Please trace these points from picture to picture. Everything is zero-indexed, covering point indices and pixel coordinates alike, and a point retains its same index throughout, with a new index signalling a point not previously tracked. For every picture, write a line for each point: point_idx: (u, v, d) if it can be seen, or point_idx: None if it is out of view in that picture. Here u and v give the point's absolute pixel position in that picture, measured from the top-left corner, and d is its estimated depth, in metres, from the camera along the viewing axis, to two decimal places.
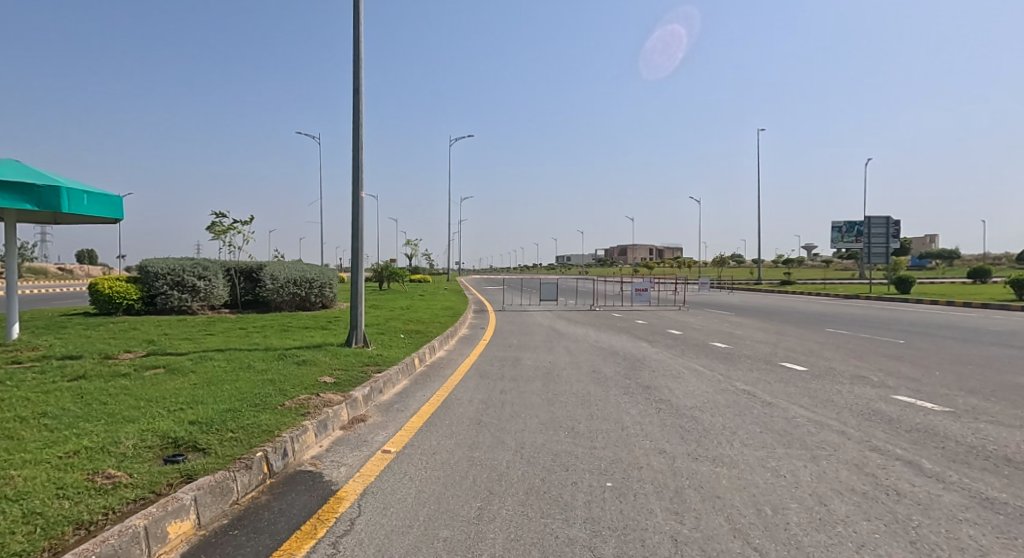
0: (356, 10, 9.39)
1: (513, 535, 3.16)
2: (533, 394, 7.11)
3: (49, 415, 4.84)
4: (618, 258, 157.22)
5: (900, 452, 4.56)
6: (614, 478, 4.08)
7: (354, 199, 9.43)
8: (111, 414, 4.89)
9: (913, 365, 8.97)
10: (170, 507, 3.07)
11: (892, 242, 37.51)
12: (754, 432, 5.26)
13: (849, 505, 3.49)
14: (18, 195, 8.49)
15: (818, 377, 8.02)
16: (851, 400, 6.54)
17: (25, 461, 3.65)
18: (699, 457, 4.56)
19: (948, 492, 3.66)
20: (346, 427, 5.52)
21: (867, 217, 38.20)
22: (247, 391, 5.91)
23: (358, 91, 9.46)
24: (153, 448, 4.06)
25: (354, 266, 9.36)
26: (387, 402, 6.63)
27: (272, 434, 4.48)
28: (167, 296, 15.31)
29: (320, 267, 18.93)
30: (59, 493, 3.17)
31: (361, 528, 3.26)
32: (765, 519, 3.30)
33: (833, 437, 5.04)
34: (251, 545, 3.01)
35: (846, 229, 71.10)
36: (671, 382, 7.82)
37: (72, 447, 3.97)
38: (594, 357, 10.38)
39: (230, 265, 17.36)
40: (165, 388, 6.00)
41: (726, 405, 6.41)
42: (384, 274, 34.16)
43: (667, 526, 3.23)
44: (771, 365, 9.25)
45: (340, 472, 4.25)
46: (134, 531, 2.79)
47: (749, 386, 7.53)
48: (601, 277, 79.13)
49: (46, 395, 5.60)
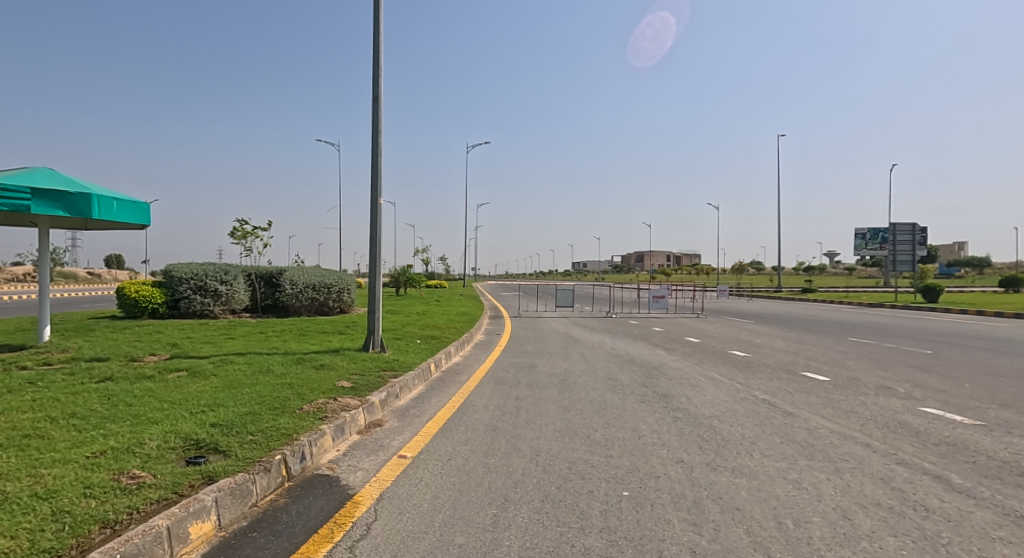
0: (377, 20, 9.56)
1: (529, 542, 3.15)
2: (549, 401, 7.07)
3: (78, 415, 4.95)
4: (635, 265, 156.02)
5: (928, 466, 4.44)
6: (630, 487, 4.05)
7: (373, 205, 9.54)
8: (136, 416, 4.98)
9: (942, 377, 8.75)
10: (192, 507, 3.11)
11: (919, 248, 36.59)
12: (774, 443, 5.17)
13: (875, 520, 3.41)
14: (51, 202, 8.72)
15: (841, 388, 7.84)
16: (876, 411, 6.40)
17: (54, 460, 3.73)
18: (719, 467, 4.50)
19: (981, 509, 3.55)
20: (363, 431, 5.57)
21: (892, 225, 37.32)
22: (268, 395, 6.00)
23: (378, 98, 9.63)
24: (175, 449, 4.13)
25: (372, 271, 9.44)
26: (403, 407, 6.64)
27: (291, 437, 4.54)
28: (190, 300, 15.60)
29: (339, 272, 19.15)
30: (86, 492, 3.23)
31: (377, 532, 3.27)
32: (787, 533, 3.24)
33: (858, 449, 4.93)
34: (270, 547, 3.04)
35: (871, 237, 69.69)
36: (688, 391, 7.71)
37: (99, 447, 4.06)
38: (610, 364, 10.31)
39: (250, 270, 17.61)
40: (188, 391, 6.09)
41: (745, 415, 6.32)
42: (401, 279, 34.43)
43: (685, 538, 3.19)
44: (792, 374, 9.09)
45: (356, 476, 4.28)
46: (157, 531, 2.83)
47: (769, 396, 7.40)
48: (616, 284, 78.29)
49: (76, 396, 5.71)
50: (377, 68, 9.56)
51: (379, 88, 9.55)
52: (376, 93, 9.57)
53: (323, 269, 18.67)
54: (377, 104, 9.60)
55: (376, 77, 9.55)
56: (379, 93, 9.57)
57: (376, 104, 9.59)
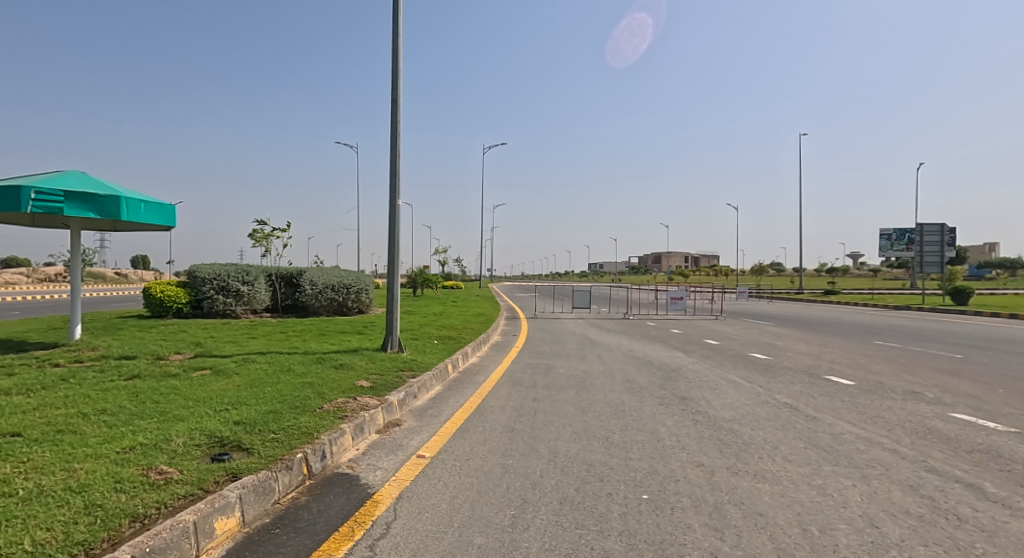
0: (395, 23, 9.62)
1: (547, 544, 3.13)
2: (566, 403, 7.05)
3: (108, 412, 5.05)
4: (653, 266, 154.85)
5: (960, 474, 4.33)
6: (649, 490, 4.00)
7: (392, 206, 9.60)
8: (163, 413, 5.07)
9: (972, 382, 8.52)
10: (217, 503, 3.16)
11: (948, 249, 35.72)
12: (797, 448, 5.08)
13: (904, 529, 3.33)
14: (82, 205, 8.93)
15: (866, 392, 7.69)
16: (904, 417, 6.25)
17: (86, 455, 3.82)
18: (740, 471, 4.43)
19: (1016, 520, 3.44)
20: (381, 431, 5.60)
21: (920, 225, 36.49)
22: (289, 393, 6.07)
23: (396, 100, 9.69)
24: (200, 446, 4.19)
25: (390, 272, 9.50)
26: (421, 407, 6.67)
27: (312, 435, 4.58)
28: (213, 299, 15.86)
29: (358, 273, 19.29)
30: (116, 487, 3.29)
31: (397, 531, 3.28)
32: (812, 540, 3.18)
33: (885, 455, 4.82)
34: (292, 544, 3.07)
35: (897, 238, 68.25)
36: (708, 394, 7.62)
37: (128, 443, 4.14)
38: (628, 366, 10.23)
39: (271, 271, 17.82)
40: (212, 389, 6.18)
41: (767, 419, 6.22)
42: (418, 280, 34.63)
43: (707, 543, 3.15)
44: (815, 378, 8.93)
45: (375, 476, 4.29)
46: (184, 526, 2.88)
47: (791, 399, 7.28)
48: (635, 285, 77.81)
49: (105, 393, 5.84)
50: (395, 70, 9.62)
51: (397, 89, 9.62)
52: (394, 95, 9.64)
53: (342, 269, 18.85)
54: (395, 106, 9.66)
55: (394, 80, 9.62)
56: (397, 95, 9.64)
57: (394, 106, 9.66)
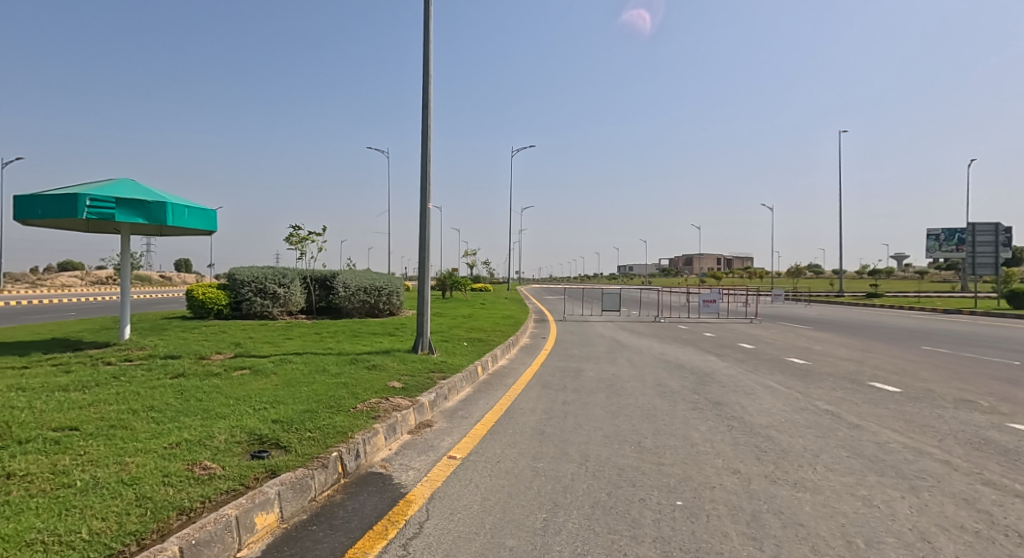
0: (426, 30, 9.75)
1: (580, 549, 3.13)
2: (597, 406, 7.01)
3: (156, 408, 5.26)
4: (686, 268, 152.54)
5: (1018, 488, 4.14)
6: (684, 497, 3.96)
7: (423, 209, 9.72)
8: (206, 410, 5.25)
9: None
10: (257, 499, 3.26)
11: (1002, 249, 34.19)
12: (839, 457, 4.94)
13: (958, 544, 3.21)
14: (131, 211, 9.28)
15: (913, 400, 7.41)
16: (956, 427, 6.00)
17: (136, 449, 3.98)
18: (778, 480, 4.34)
19: None
20: (413, 431, 5.67)
21: (970, 225, 35.03)
22: (324, 393, 6.21)
23: (427, 105, 9.82)
24: (241, 443, 4.33)
25: (421, 274, 9.62)
26: (452, 409, 6.73)
27: (346, 435, 4.68)
28: (251, 301, 16.31)
29: (390, 276, 19.56)
30: (164, 480, 3.43)
31: (429, 531, 3.33)
32: (857, 553, 3.09)
33: (935, 467, 4.65)
34: (328, 541, 3.14)
35: (947, 238, 65.53)
36: (744, 399, 7.48)
37: (174, 438, 4.30)
38: (660, 370, 10.12)
39: (307, 274, 18.21)
40: (251, 388, 6.36)
41: (806, 426, 6.07)
42: (448, 283, 34.91)
43: (746, 552, 3.10)
44: (858, 384, 8.67)
45: (408, 476, 4.35)
46: (227, 520, 2.98)
47: (832, 406, 7.09)
48: (667, 287, 76.80)
49: (152, 390, 6.08)
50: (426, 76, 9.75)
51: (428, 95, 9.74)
52: (425, 100, 9.76)
53: (374, 272, 19.14)
54: (427, 111, 9.79)
55: (426, 85, 9.74)
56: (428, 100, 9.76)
57: (426, 111, 9.79)
